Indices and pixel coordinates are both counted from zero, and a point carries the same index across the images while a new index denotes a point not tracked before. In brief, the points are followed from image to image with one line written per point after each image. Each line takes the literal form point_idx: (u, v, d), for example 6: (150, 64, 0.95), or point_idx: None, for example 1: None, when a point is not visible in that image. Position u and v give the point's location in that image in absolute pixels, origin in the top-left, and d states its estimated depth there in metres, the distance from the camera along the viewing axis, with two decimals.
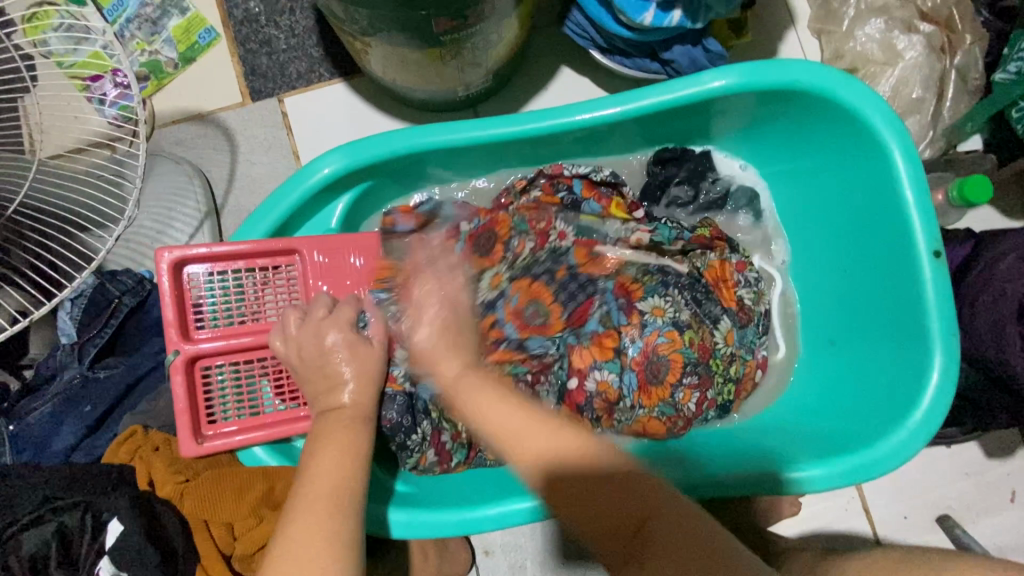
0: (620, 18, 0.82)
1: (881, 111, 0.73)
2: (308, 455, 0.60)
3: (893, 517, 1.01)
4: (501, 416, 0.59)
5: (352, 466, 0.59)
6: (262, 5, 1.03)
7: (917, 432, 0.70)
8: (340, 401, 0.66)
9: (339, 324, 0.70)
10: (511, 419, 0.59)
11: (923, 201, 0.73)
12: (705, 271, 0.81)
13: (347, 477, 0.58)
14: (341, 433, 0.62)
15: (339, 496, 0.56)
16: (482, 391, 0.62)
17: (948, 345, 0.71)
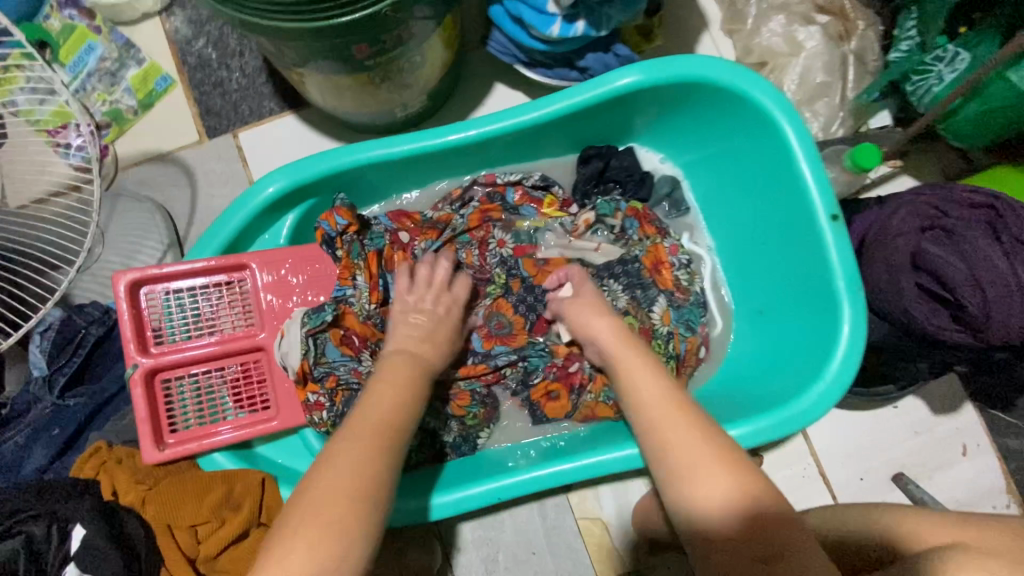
0: (533, 33, 0.90)
1: (772, 95, 0.81)
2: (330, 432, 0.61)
3: (851, 481, 1.05)
4: (659, 398, 0.65)
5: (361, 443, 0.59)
6: (214, 51, 1.11)
7: (834, 383, 0.75)
8: None
9: None
10: (663, 406, 0.64)
11: (818, 173, 0.79)
12: (643, 256, 0.89)
13: (365, 478, 0.55)
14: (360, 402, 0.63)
15: (342, 476, 0.56)
16: (636, 361, 0.70)
17: (853, 301, 0.76)
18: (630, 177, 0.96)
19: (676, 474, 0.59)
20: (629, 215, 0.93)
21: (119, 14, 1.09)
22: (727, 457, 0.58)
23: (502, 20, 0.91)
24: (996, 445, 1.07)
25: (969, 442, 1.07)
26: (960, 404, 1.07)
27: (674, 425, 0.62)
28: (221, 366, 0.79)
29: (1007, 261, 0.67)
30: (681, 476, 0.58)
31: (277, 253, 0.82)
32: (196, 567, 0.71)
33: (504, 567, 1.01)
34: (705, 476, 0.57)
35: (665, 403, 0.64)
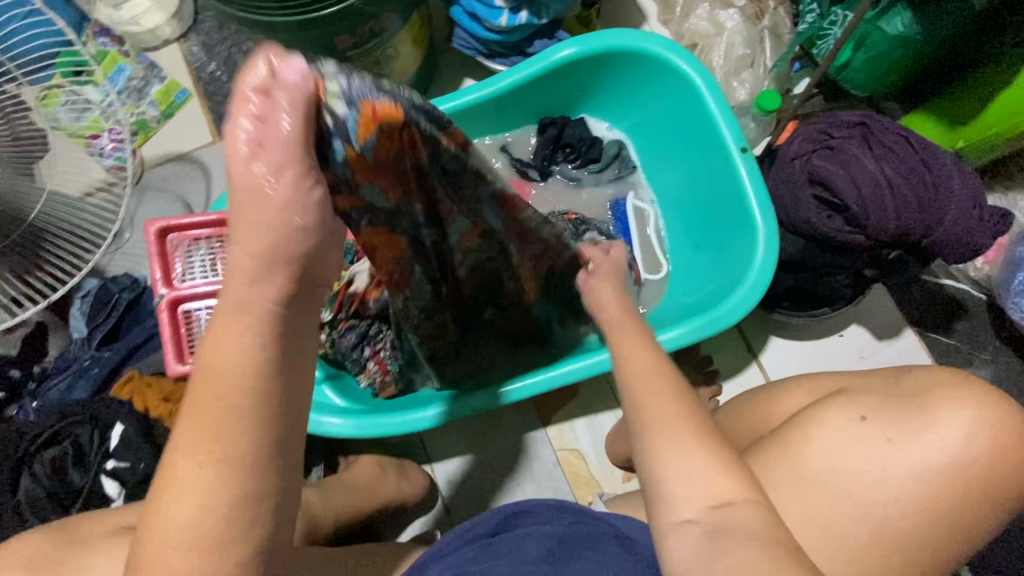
0: (486, 25, 1.07)
1: (685, 57, 0.97)
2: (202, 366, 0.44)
3: None
4: (642, 376, 0.64)
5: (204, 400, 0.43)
6: (224, 67, 1.31)
7: (755, 286, 0.87)
8: None
9: None
10: (658, 385, 0.63)
11: (728, 116, 0.94)
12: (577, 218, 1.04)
13: (231, 441, 0.43)
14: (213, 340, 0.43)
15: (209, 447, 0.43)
16: (635, 339, 0.69)
17: (766, 217, 0.89)
18: (582, 148, 1.11)
19: (649, 441, 0.60)
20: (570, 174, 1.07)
21: (144, 42, 1.30)
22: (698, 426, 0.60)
23: (461, 18, 1.09)
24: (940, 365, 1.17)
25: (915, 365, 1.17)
26: (901, 330, 1.18)
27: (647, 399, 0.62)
28: None
29: (876, 163, 0.81)
30: (652, 445, 0.59)
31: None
32: None
33: (491, 497, 1.10)
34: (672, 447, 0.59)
35: (650, 376, 0.64)
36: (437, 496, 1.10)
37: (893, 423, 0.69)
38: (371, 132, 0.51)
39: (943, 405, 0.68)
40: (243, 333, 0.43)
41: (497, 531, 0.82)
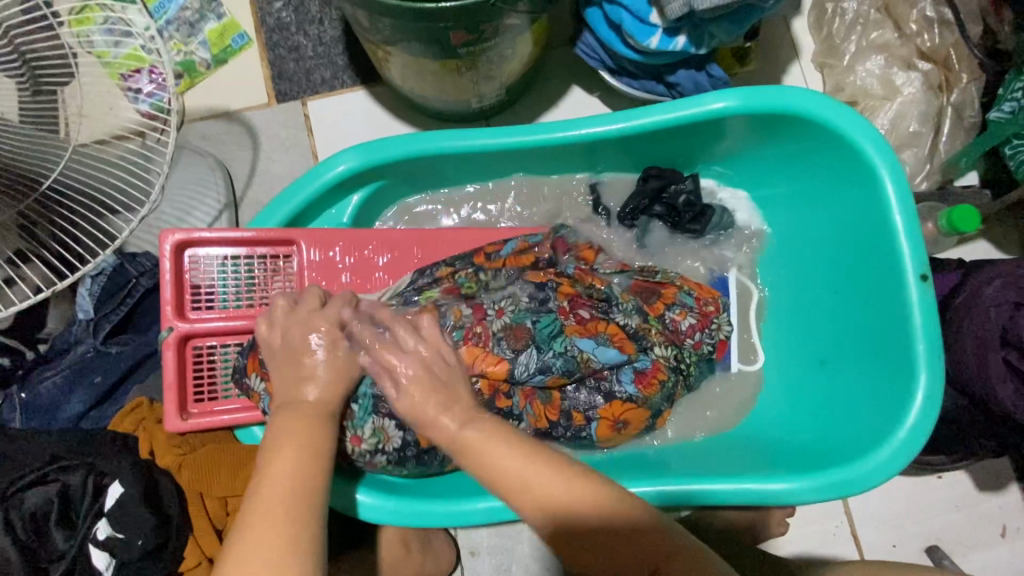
0: (629, 41, 0.86)
1: (872, 139, 0.77)
2: (266, 457, 0.56)
3: (882, 544, 1.01)
4: (513, 451, 0.55)
5: (315, 465, 0.56)
6: (293, 15, 1.09)
7: (902, 449, 0.72)
8: (305, 396, 0.60)
9: (328, 320, 0.63)
10: (524, 461, 0.55)
11: (911, 226, 0.75)
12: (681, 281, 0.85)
13: (304, 474, 0.54)
14: (298, 429, 0.57)
15: (291, 501, 0.52)
16: (492, 434, 0.56)
17: (932, 366, 0.72)
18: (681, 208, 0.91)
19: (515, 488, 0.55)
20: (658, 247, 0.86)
21: None
22: (588, 488, 0.55)
23: (597, 24, 0.88)
24: None
25: (1012, 524, 1.02)
26: (1008, 484, 1.02)
27: (518, 458, 0.55)
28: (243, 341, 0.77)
29: None
30: (523, 493, 0.54)
31: (336, 234, 0.81)
32: (223, 536, 0.69)
33: None
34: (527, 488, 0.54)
35: (518, 457, 0.55)
36: (457, 565, 0.97)
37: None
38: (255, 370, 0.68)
39: None
40: (302, 444, 0.57)
41: None
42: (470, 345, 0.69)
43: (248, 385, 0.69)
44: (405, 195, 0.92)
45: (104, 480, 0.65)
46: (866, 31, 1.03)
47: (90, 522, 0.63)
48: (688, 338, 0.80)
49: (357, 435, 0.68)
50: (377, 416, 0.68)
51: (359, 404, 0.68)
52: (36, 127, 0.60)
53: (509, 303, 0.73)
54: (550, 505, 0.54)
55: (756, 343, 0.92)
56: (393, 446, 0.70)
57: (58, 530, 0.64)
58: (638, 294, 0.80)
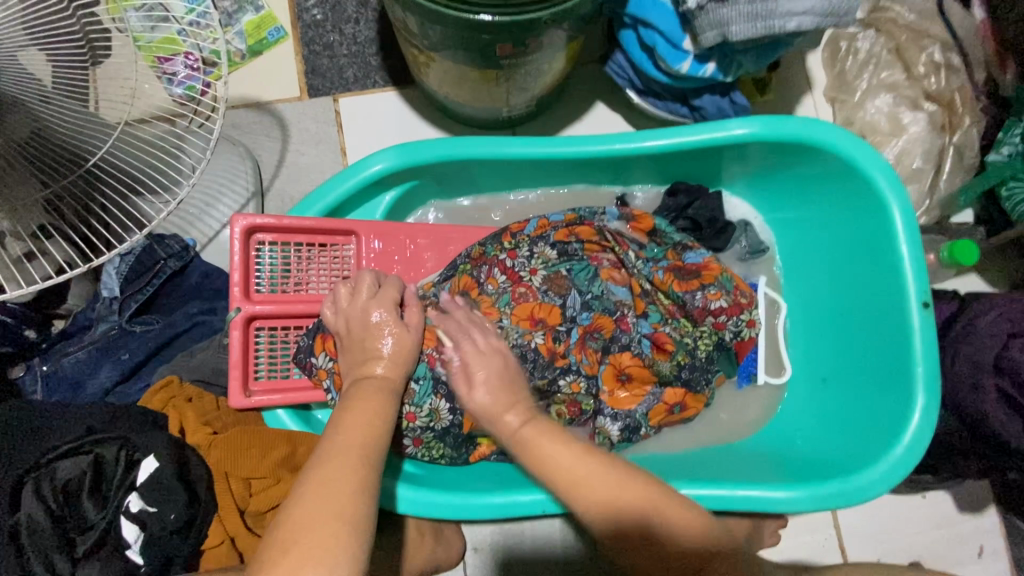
0: (659, 64, 0.91)
1: (885, 172, 0.82)
2: (341, 413, 0.63)
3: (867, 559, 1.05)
4: (567, 463, 0.67)
5: (377, 429, 0.62)
6: (328, 13, 1.12)
7: (897, 465, 0.76)
8: (373, 370, 0.68)
9: (385, 303, 0.73)
10: (575, 467, 0.67)
11: (916, 256, 0.81)
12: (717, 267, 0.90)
13: (373, 435, 0.61)
14: (371, 400, 0.65)
15: (366, 450, 0.59)
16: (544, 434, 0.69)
17: (929, 390, 0.77)
18: (708, 222, 0.95)
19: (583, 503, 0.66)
20: (695, 247, 0.91)
21: None
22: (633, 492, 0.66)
23: (631, 45, 0.92)
24: (1013, 554, 1.07)
25: (988, 545, 1.07)
26: (987, 506, 1.08)
27: (590, 474, 0.66)
28: (301, 324, 0.81)
29: None
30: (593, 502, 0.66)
31: (389, 226, 0.85)
32: (244, 519, 0.70)
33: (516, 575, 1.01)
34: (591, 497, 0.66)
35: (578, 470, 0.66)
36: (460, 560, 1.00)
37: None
38: (320, 350, 0.76)
39: None
40: (365, 418, 0.63)
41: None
42: (521, 304, 0.82)
43: (315, 363, 0.76)
44: (437, 195, 0.95)
45: (135, 455, 0.66)
46: (877, 71, 1.08)
47: (122, 495, 0.65)
48: (711, 317, 0.87)
49: (415, 413, 0.77)
50: (435, 396, 0.77)
51: (421, 383, 0.76)
52: (68, 96, 0.60)
53: (543, 262, 0.85)
54: (600, 499, 0.65)
55: (785, 356, 0.94)
56: (443, 425, 0.79)
57: (89, 501, 0.65)
58: (677, 274, 0.88)
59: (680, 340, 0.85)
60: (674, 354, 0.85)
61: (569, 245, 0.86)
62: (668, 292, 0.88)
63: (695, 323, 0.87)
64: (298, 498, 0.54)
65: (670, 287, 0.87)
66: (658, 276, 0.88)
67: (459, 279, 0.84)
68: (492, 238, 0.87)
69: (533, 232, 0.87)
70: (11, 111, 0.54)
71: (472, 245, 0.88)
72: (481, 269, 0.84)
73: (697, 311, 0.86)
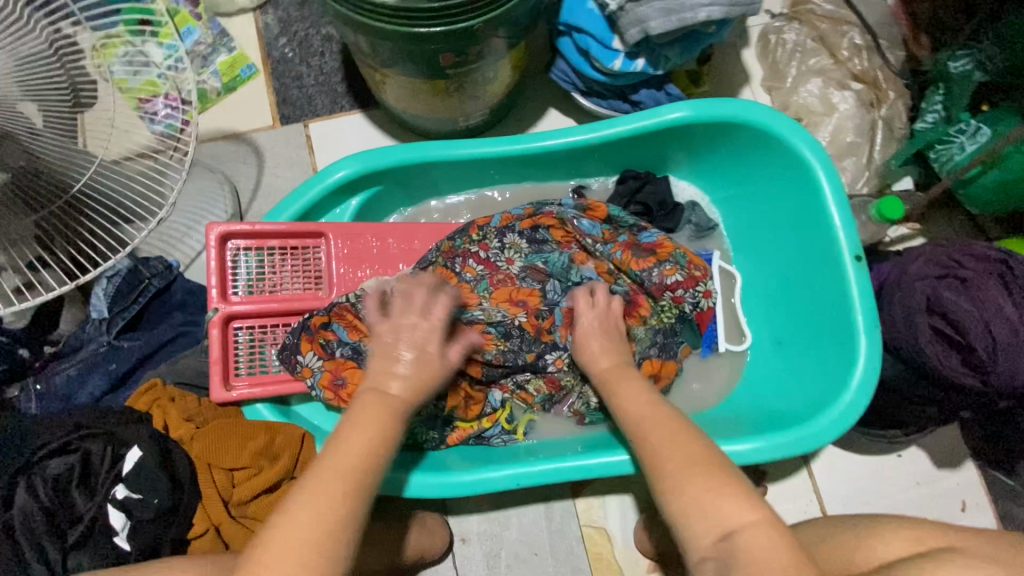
0: (596, 65, 0.99)
1: (808, 142, 0.88)
2: (347, 421, 0.62)
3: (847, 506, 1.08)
4: (647, 407, 0.71)
5: (381, 443, 0.62)
6: (296, 49, 1.21)
7: (847, 411, 0.80)
8: None
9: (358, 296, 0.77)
10: (650, 421, 0.69)
11: (845, 215, 0.86)
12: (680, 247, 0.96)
13: (374, 452, 0.61)
14: (372, 409, 0.62)
15: (359, 473, 0.59)
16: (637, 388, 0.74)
17: (870, 337, 0.82)
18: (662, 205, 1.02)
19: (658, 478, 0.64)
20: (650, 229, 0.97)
21: (219, 6, 1.21)
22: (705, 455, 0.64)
23: (568, 50, 1.00)
24: (996, 506, 1.08)
25: (971, 499, 1.09)
26: (963, 459, 1.10)
27: (667, 428, 0.67)
28: (278, 323, 0.86)
29: (1015, 309, 0.73)
30: (676, 476, 0.62)
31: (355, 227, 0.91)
32: (228, 509, 0.74)
33: (506, 563, 1.02)
34: (689, 484, 0.61)
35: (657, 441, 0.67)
36: (450, 551, 1.02)
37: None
38: (308, 348, 0.81)
39: None
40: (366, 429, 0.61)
41: None
42: (499, 289, 0.90)
43: (302, 361, 0.81)
44: (402, 199, 1.01)
45: (121, 449, 0.70)
46: (805, 58, 1.17)
47: (109, 486, 0.69)
48: (669, 291, 0.92)
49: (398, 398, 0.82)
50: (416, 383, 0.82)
51: None
52: (58, 133, 0.66)
53: (515, 252, 0.92)
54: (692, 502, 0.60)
55: (744, 324, 0.99)
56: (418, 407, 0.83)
57: (78, 495, 0.69)
58: (635, 251, 0.93)
59: (647, 309, 0.90)
60: (647, 319, 0.90)
61: (535, 232, 0.94)
62: (628, 272, 0.93)
63: (655, 299, 0.93)
64: (295, 513, 0.56)
65: (630, 266, 0.93)
66: (618, 256, 0.93)
67: (437, 269, 0.89)
68: (459, 232, 0.93)
69: (499, 224, 0.93)
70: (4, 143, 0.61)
71: (441, 241, 0.94)
72: (455, 262, 0.91)
73: (656, 286, 0.92)
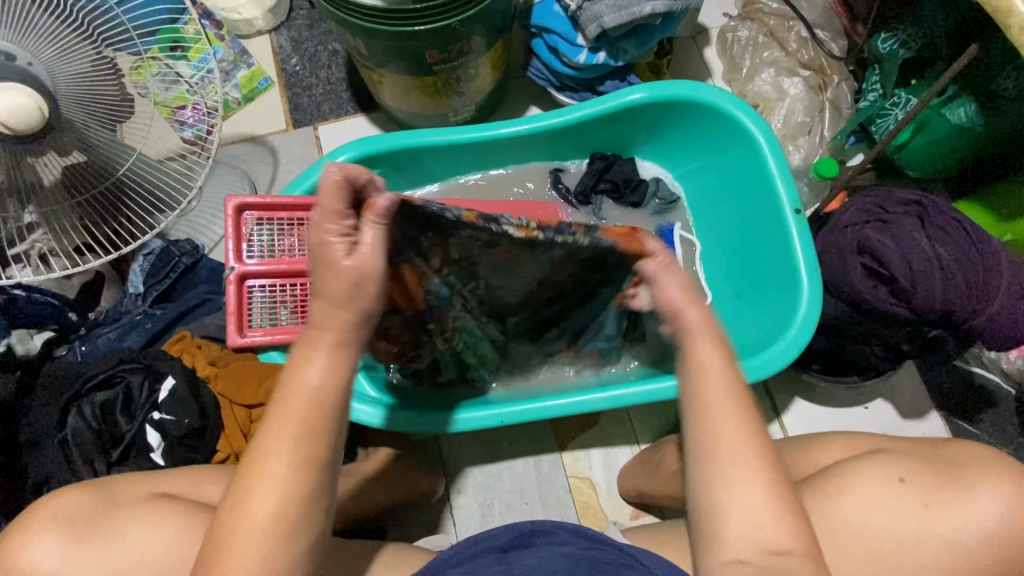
0: (565, 60, 1.13)
1: (750, 114, 1.00)
2: (301, 364, 0.60)
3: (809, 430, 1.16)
4: (726, 408, 0.66)
5: (336, 382, 0.60)
6: (306, 63, 1.38)
7: (791, 344, 0.89)
8: None
9: None
10: (719, 415, 0.66)
11: (785, 176, 0.97)
12: None
13: (322, 398, 0.59)
14: (326, 353, 0.60)
15: (311, 424, 0.59)
16: (725, 381, 0.67)
17: (812, 280, 0.92)
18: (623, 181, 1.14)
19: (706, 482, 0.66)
20: None
21: (239, 29, 1.39)
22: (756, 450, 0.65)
23: (540, 49, 1.15)
24: None
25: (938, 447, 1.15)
26: (927, 408, 1.17)
27: (740, 436, 0.66)
28: (285, 284, 0.96)
29: (929, 242, 0.84)
30: (727, 483, 0.65)
31: None
32: (245, 439, 0.84)
33: (498, 512, 1.10)
34: (735, 496, 0.64)
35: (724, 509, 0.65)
36: (447, 501, 1.10)
37: (926, 490, 0.73)
38: None
39: (981, 481, 0.72)
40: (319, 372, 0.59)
41: (511, 546, 0.81)
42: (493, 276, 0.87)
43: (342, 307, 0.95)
44: (398, 182, 1.14)
45: (156, 383, 0.82)
46: (757, 52, 1.30)
47: (147, 412, 0.80)
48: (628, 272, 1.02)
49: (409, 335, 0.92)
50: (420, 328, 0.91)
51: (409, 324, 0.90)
52: (102, 124, 0.80)
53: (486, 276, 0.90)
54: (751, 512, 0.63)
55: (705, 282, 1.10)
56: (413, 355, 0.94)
57: (120, 420, 0.80)
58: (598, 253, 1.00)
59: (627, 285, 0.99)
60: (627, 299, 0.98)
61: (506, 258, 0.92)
62: None
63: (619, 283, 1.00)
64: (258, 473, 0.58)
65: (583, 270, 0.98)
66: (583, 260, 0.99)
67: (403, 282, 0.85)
68: None
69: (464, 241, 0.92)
70: (62, 133, 0.76)
71: None
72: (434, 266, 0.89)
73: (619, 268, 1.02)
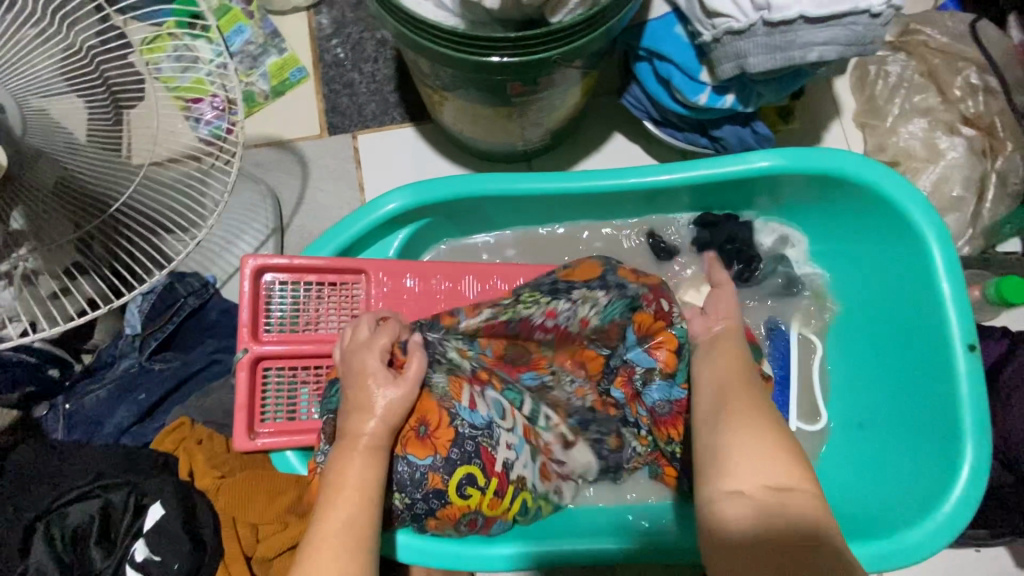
0: (677, 97, 0.88)
1: (921, 206, 0.77)
2: (336, 473, 0.58)
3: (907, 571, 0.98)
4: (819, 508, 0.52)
5: (372, 485, 0.58)
6: (349, 53, 1.14)
7: (947, 524, 0.70)
8: (361, 428, 0.60)
9: (375, 350, 0.64)
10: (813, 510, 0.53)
11: (959, 294, 0.75)
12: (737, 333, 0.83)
13: (365, 496, 0.57)
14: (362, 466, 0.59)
15: (356, 528, 0.56)
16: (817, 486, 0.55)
17: (980, 440, 0.72)
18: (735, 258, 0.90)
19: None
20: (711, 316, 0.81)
21: (272, 4, 1.14)
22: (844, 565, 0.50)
23: (646, 78, 0.90)
24: None
25: None
26: None
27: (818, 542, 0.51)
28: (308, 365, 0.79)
29: None
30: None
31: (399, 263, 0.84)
32: (251, 566, 0.69)
33: None
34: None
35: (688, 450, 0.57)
36: None
37: None
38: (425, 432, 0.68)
39: None
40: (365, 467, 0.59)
41: None
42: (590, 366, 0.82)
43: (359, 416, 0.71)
44: (453, 230, 0.94)
45: (144, 500, 0.66)
46: (909, 95, 1.03)
47: (128, 542, 0.65)
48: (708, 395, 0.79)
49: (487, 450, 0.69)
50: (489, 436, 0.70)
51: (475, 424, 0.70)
52: (98, 145, 0.56)
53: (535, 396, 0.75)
54: None
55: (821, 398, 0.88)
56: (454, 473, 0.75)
57: (96, 548, 0.65)
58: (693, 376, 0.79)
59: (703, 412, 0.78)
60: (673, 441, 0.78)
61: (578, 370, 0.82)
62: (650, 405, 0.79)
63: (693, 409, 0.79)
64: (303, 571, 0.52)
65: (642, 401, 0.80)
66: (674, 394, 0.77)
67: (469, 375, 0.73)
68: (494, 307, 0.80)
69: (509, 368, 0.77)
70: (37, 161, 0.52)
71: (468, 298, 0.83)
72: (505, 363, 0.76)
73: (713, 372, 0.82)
